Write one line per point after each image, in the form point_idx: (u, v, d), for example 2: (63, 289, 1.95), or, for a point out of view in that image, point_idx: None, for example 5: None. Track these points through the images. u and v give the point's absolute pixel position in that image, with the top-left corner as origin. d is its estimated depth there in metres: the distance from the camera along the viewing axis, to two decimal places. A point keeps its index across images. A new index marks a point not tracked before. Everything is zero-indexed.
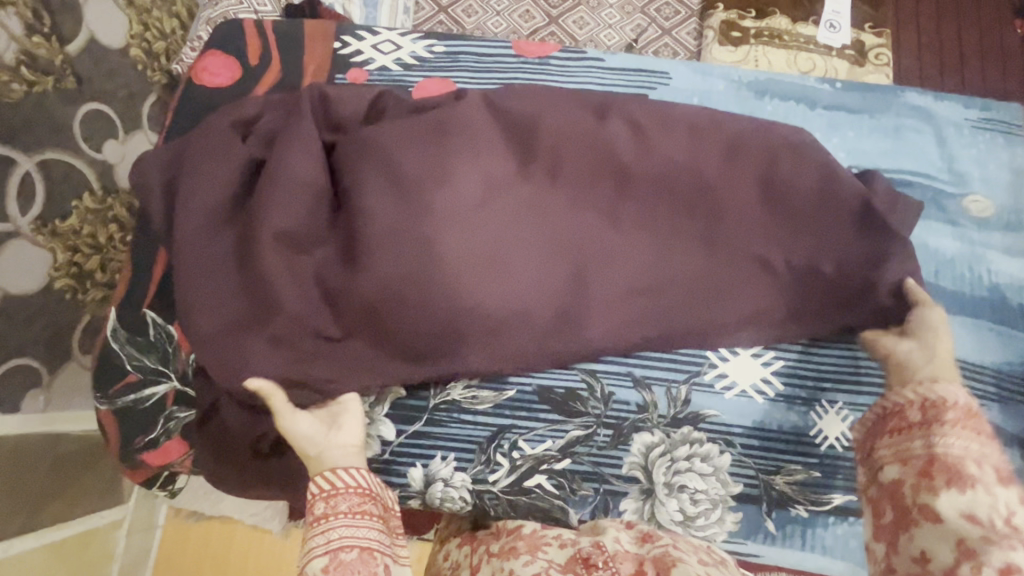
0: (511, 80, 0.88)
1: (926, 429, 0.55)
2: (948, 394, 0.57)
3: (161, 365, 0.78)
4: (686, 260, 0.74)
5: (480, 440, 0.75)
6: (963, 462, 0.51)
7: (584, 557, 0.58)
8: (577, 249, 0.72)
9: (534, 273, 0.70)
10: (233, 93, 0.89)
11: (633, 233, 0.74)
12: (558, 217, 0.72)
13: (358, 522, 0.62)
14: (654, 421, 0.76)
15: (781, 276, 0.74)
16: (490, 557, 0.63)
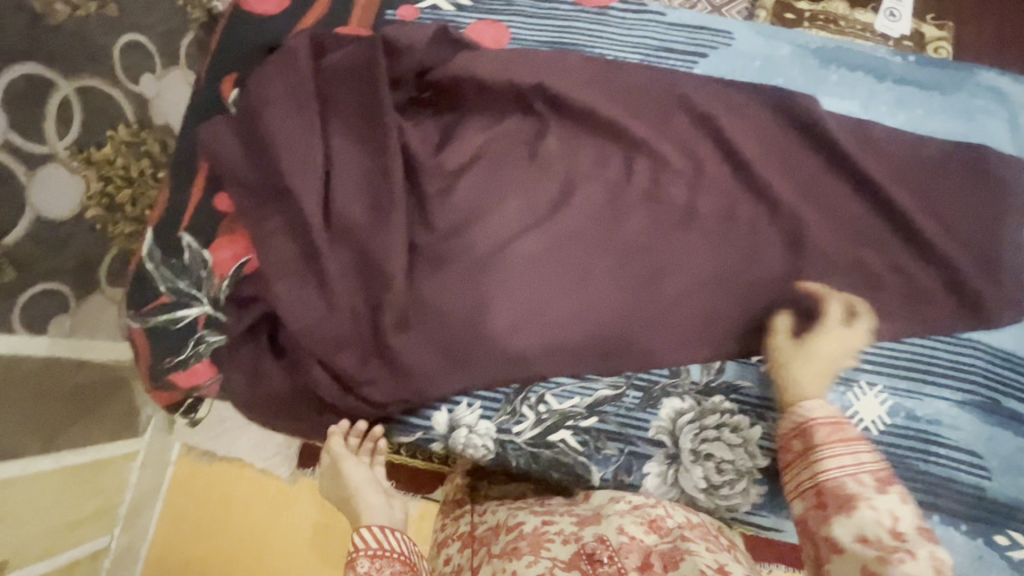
0: (569, 30, 0.86)
1: (802, 461, 0.64)
2: (832, 454, 0.63)
3: (194, 288, 0.78)
4: (722, 304, 0.76)
5: (508, 390, 0.75)
6: (842, 484, 0.59)
7: (588, 551, 0.57)
8: (626, 274, 0.77)
9: (614, 296, 0.76)
10: (280, 21, 0.86)
11: (703, 256, 0.77)
12: (602, 263, 0.78)
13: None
14: (686, 387, 0.74)
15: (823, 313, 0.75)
16: (492, 557, 0.60)
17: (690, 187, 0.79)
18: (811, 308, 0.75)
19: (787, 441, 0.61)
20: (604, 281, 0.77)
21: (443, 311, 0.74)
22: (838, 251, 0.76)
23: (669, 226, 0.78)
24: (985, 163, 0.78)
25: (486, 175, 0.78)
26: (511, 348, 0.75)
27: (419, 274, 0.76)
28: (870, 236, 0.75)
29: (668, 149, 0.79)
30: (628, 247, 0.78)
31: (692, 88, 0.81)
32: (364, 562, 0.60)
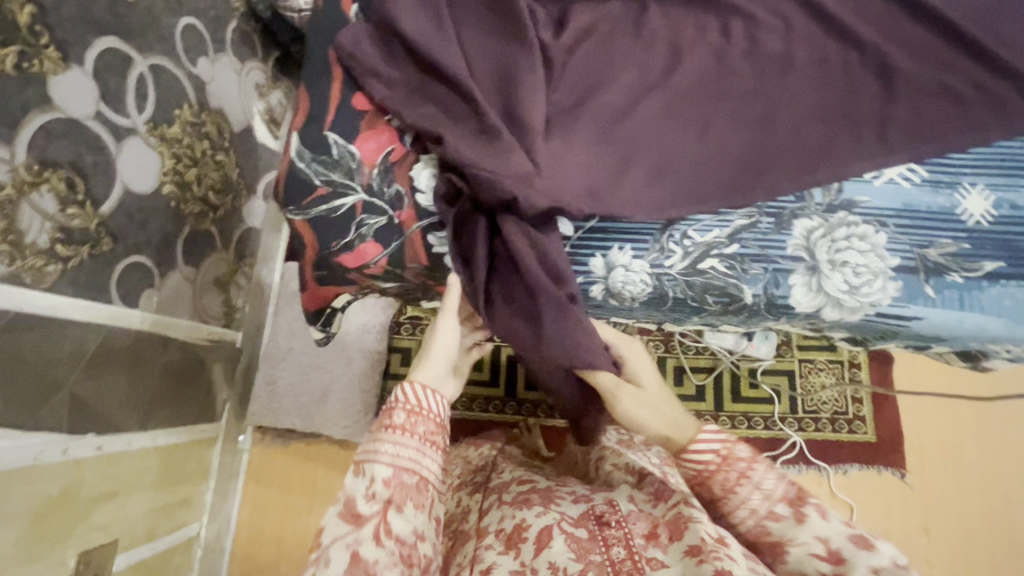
0: None
1: (702, 474, 0.67)
2: (699, 462, 0.67)
3: (348, 179, 0.84)
4: (832, 138, 0.84)
5: (654, 231, 0.81)
6: (767, 504, 0.63)
7: (597, 515, 0.76)
8: (740, 125, 0.85)
9: (736, 138, 0.85)
10: None
11: (805, 95, 0.86)
12: (719, 120, 0.85)
13: (401, 439, 0.72)
14: (812, 208, 0.82)
15: (920, 133, 0.83)
16: (505, 504, 0.85)
17: (779, 40, 0.88)
18: (911, 124, 0.84)
19: (700, 477, 0.67)
20: (724, 136, 0.85)
21: (589, 165, 0.82)
22: (922, 77, 0.85)
23: (771, 75, 0.87)
24: None
25: (602, 57, 0.88)
26: (654, 189, 0.82)
27: (562, 135, 0.83)
28: (939, 70, 0.86)
29: (755, 12, 0.89)
30: (740, 106, 0.86)
31: None
32: (400, 414, 0.73)
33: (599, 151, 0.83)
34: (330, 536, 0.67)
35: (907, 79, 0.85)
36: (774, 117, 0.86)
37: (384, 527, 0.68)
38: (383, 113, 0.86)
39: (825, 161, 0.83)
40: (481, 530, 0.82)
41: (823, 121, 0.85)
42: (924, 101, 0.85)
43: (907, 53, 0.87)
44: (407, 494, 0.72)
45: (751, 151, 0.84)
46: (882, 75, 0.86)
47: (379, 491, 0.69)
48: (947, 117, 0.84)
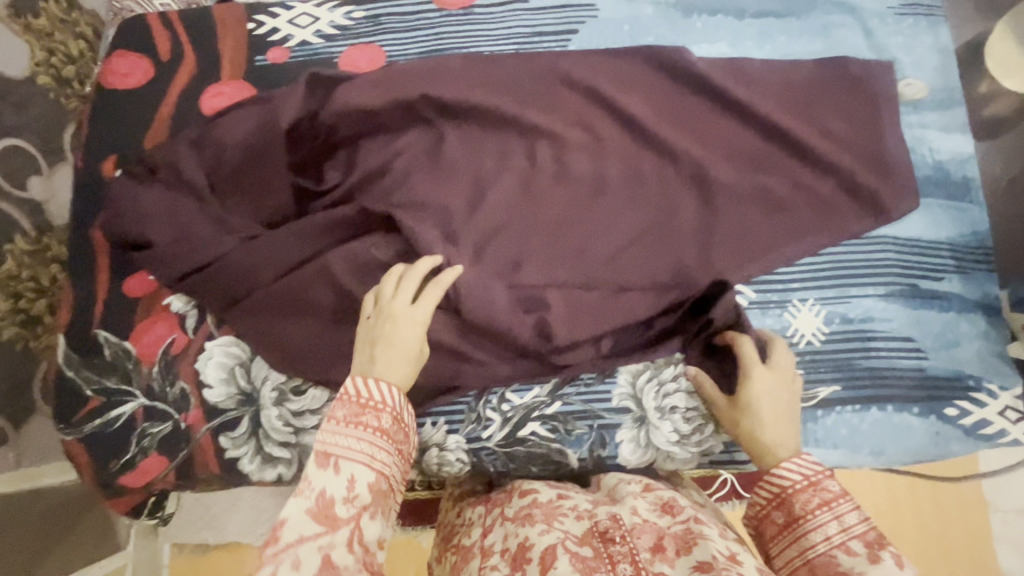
0: (438, 37, 0.84)
1: (793, 529, 0.53)
2: (785, 478, 0.54)
3: (124, 383, 0.74)
4: (657, 263, 0.77)
5: (468, 399, 0.75)
6: (833, 558, 0.50)
7: (602, 530, 0.55)
8: (557, 262, 0.77)
9: (549, 285, 0.76)
10: (148, 93, 0.83)
11: (619, 223, 0.78)
12: (535, 255, 0.77)
13: (375, 446, 0.53)
14: (636, 349, 0.76)
15: (744, 252, 0.77)
16: (504, 519, 0.60)
17: (589, 158, 0.81)
18: (731, 247, 0.77)
19: (779, 499, 0.54)
20: (542, 271, 0.76)
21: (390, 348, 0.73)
22: (746, 185, 0.79)
23: (583, 201, 0.79)
24: (851, 74, 0.82)
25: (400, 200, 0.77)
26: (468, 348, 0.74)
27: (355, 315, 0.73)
28: (762, 174, 0.80)
29: (562, 130, 0.81)
30: (554, 238, 0.78)
31: (569, 66, 0.83)
32: (386, 415, 0.55)
33: None
34: (292, 536, 0.47)
35: (727, 190, 0.79)
36: (591, 246, 0.78)
37: (362, 532, 0.50)
38: (161, 298, 0.77)
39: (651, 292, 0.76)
40: (482, 551, 0.58)
41: (647, 245, 0.78)
42: (748, 214, 0.78)
43: (727, 160, 0.80)
44: (379, 508, 0.52)
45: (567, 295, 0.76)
46: (702, 187, 0.79)
47: (361, 490, 0.51)
48: (771, 229, 0.78)
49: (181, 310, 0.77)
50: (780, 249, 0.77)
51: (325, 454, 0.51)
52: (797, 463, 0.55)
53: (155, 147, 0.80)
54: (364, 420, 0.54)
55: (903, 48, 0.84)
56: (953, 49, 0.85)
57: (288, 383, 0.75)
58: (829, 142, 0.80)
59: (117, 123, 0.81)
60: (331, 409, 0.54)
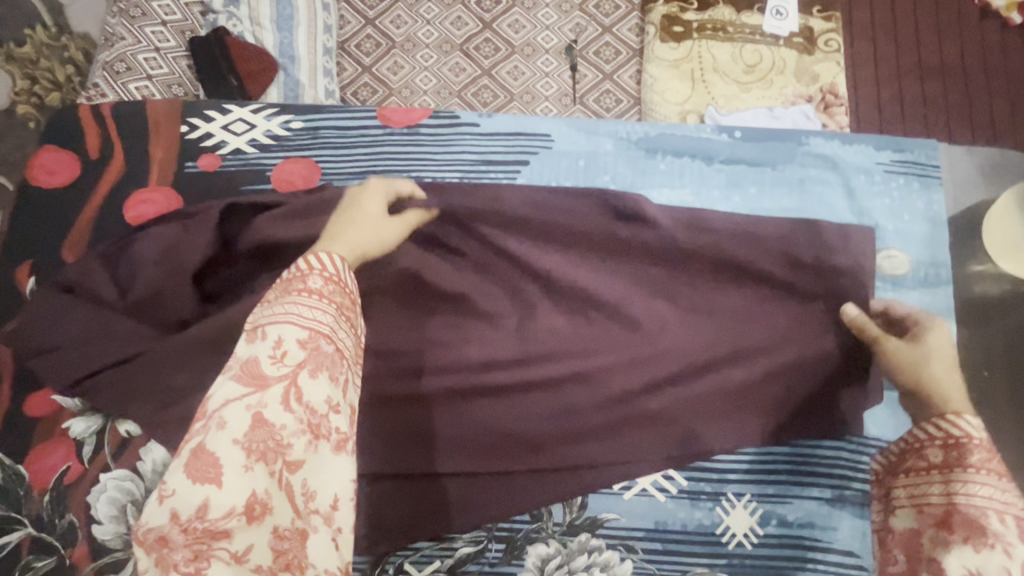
0: (378, 157, 0.79)
1: (950, 473, 0.65)
2: (961, 429, 0.68)
3: (13, 511, 0.72)
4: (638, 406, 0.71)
5: (363, 567, 0.69)
6: (985, 516, 0.62)
7: None
8: (483, 418, 0.71)
9: (518, 420, 0.71)
10: (75, 196, 0.80)
11: (589, 376, 0.71)
12: (527, 392, 0.71)
13: (315, 304, 0.59)
14: (549, 530, 0.70)
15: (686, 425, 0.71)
16: None
17: (519, 310, 0.73)
18: (701, 413, 0.71)
19: (951, 442, 0.67)
20: (530, 409, 0.71)
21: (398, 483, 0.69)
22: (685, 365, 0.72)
23: (510, 359, 0.72)
24: (823, 241, 0.74)
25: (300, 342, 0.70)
26: (459, 486, 0.70)
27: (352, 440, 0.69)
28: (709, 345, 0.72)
29: (495, 277, 0.74)
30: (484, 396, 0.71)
31: (512, 204, 0.76)
32: (316, 280, 0.61)
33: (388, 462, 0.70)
34: (219, 401, 0.52)
35: (671, 354, 0.72)
36: (584, 390, 0.71)
37: (298, 390, 0.54)
38: (60, 420, 0.74)
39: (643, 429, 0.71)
40: None
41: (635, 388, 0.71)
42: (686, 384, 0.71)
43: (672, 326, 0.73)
44: (316, 361, 0.55)
45: (556, 431, 0.70)
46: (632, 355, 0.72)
47: (289, 348, 0.55)
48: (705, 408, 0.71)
49: (80, 435, 0.73)
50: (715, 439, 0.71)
51: (254, 328, 0.56)
52: (976, 422, 0.68)
53: (74, 258, 0.77)
54: (297, 286, 0.60)
55: (886, 214, 0.75)
56: (945, 218, 0.76)
57: None
58: (782, 318, 0.72)
59: (39, 226, 0.79)
60: (267, 293, 0.61)
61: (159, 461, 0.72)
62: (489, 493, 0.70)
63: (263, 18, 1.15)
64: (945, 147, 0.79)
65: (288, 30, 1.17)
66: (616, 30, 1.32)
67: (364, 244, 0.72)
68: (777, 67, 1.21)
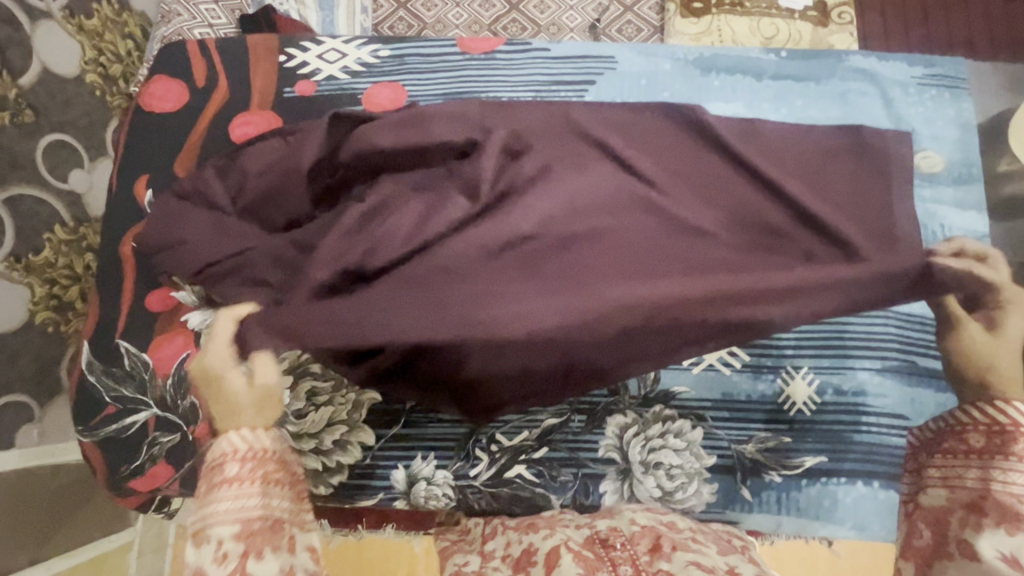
0: (460, 79, 0.88)
1: (988, 459, 0.63)
2: (1014, 417, 0.64)
3: (139, 393, 0.79)
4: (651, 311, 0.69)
5: (458, 436, 0.77)
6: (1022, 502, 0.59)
7: (602, 538, 0.61)
8: (496, 332, 0.68)
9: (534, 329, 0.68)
10: (184, 117, 0.88)
11: (612, 286, 0.70)
12: (538, 305, 0.69)
13: (240, 490, 0.67)
14: (626, 402, 0.77)
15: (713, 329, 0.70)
16: (507, 529, 0.70)
17: None
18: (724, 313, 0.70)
19: (996, 431, 0.65)
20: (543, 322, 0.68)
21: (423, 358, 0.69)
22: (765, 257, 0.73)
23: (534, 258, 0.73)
24: (868, 142, 0.81)
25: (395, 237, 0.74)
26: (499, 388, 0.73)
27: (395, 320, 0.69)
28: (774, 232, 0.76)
29: (571, 174, 0.79)
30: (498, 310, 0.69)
31: (583, 116, 0.84)
32: (234, 466, 0.69)
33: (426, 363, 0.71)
34: None
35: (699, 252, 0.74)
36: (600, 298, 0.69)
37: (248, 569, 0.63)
38: (179, 314, 0.82)
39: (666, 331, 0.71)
40: (484, 553, 0.67)
41: (651, 293, 0.70)
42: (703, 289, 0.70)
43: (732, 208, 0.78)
44: (263, 539, 0.65)
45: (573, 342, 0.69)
46: (708, 248, 0.75)
47: (228, 551, 0.64)
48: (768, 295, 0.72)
49: (197, 327, 0.81)
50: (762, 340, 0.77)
51: (199, 538, 0.64)
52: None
53: (185, 173, 0.86)
54: (233, 470, 0.68)
55: (921, 121, 0.83)
56: (975, 124, 0.84)
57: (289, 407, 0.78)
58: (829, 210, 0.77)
59: (153, 145, 0.87)
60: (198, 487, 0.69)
61: None
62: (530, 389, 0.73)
63: None
64: (971, 64, 0.87)
65: (329, 8, 1.25)
66: (636, 9, 1.40)
67: (232, 411, 0.72)
68: (794, 39, 1.28)
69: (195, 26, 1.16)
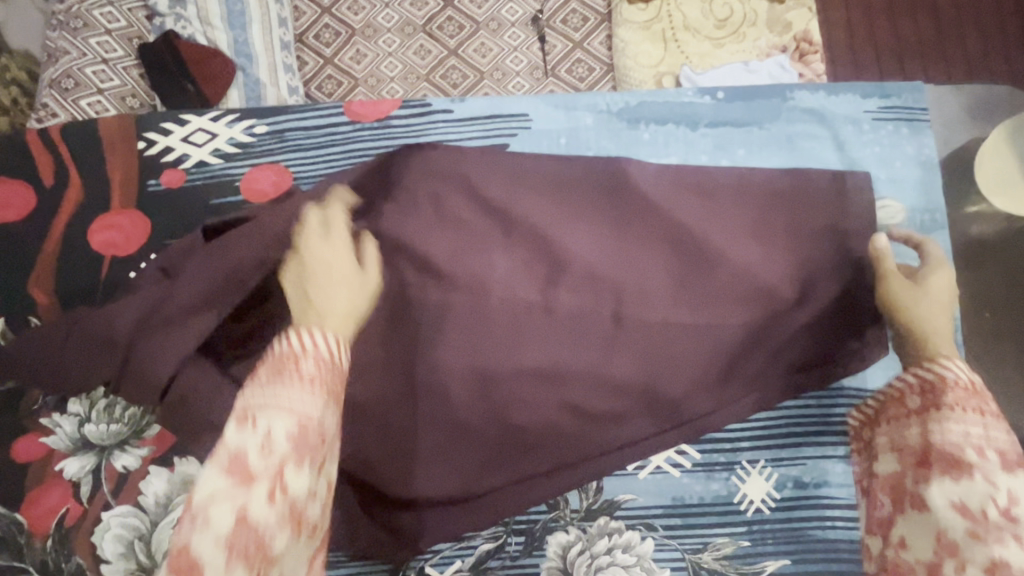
0: (353, 155, 0.76)
1: (926, 415, 0.57)
2: (950, 373, 0.58)
3: (15, 560, 0.69)
4: (649, 273, 0.71)
5: (385, 573, 0.69)
6: (962, 449, 0.54)
7: None
8: (484, 322, 0.70)
9: (489, 283, 0.71)
10: (35, 225, 0.75)
11: (569, 244, 0.71)
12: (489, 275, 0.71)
13: None
14: (567, 518, 0.69)
15: (686, 285, 0.71)
16: None
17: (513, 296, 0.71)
18: (704, 297, 0.70)
19: (931, 386, 0.59)
20: (506, 313, 0.70)
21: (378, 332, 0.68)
22: (771, 273, 0.70)
23: (497, 262, 0.72)
24: (813, 197, 0.72)
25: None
26: (483, 415, 0.68)
27: (439, 243, 0.71)
28: (708, 304, 0.70)
29: (484, 267, 0.71)
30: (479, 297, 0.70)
31: (496, 191, 0.73)
32: None
33: (424, 364, 0.69)
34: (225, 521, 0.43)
35: (650, 269, 0.71)
36: (560, 263, 0.71)
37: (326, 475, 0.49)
38: (52, 463, 0.71)
39: (645, 297, 0.71)
40: None
41: (610, 259, 0.71)
42: (673, 250, 0.72)
43: (669, 265, 0.72)
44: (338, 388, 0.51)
45: (544, 295, 0.71)
46: (633, 315, 0.70)
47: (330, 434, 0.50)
48: (704, 366, 0.69)
49: (75, 475, 0.71)
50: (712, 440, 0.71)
51: None
52: (961, 366, 0.59)
53: (44, 294, 0.74)
54: None
55: (876, 164, 0.74)
56: (936, 160, 0.75)
57: None
58: (757, 253, 0.71)
59: (1, 263, 0.74)
60: None
61: (162, 493, 0.70)
62: (539, 422, 0.69)
63: (213, 17, 1.01)
64: (929, 88, 0.77)
65: (241, 27, 1.03)
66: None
67: None
68: (749, 20, 1.12)
69: (86, 66, 0.95)
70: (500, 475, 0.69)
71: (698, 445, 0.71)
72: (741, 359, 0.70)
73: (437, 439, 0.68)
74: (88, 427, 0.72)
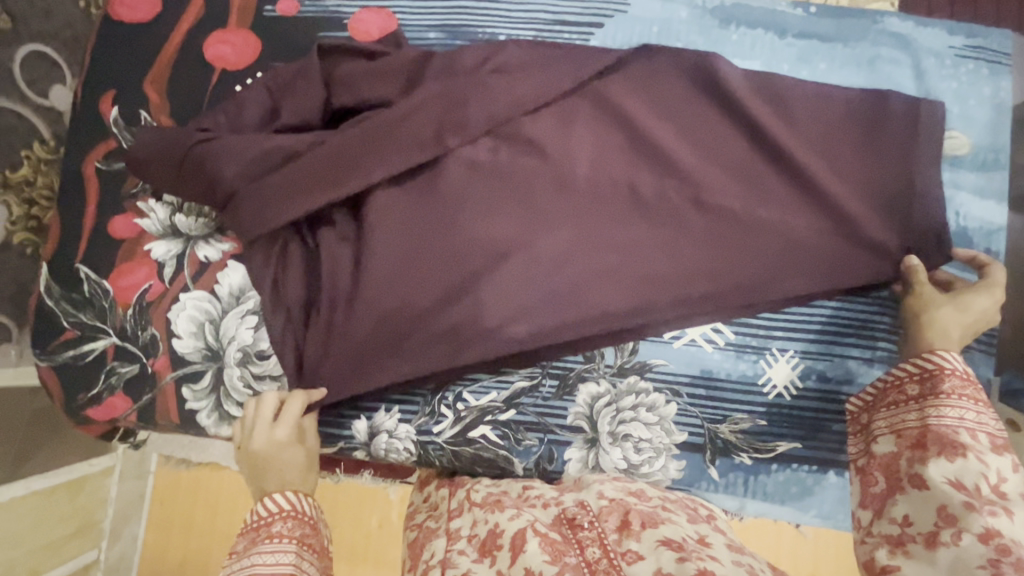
0: (457, 11, 0.80)
1: (925, 401, 0.56)
2: (947, 362, 0.56)
3: (99, 320, 0.77)
4: (724, 157, 0.74)
5: (425, 392, 0.75)
6: (955, 431, 0.52)
7: (570, 519, 0.53)
8: (559, 180, 0.73)
9: (567, 146, 0.74)
10: (155, 30, 0.81)
11: (649, 120, 0.75)
12: (569, 137, 0.74)
13: None
14: (600, 371, 0.74)
15: (756, 176, 0.74)
16: (473, 507, 0.60)
17: (587, 159, 0.74)
18: (770, 191, 0.73)
19: (927, 374, 0.57)
20: (580, 173, 0.74)
21: (462, 181, 0.73)
22: (839, 177, 0.73)
23: (578, 127, 0.75)
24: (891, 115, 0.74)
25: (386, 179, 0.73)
26: (547, 264, 0.71)
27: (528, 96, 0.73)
28: (773, 198, 0.73)
29: (563, 129, 0.74)
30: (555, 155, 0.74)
31: (587, 60, 0.75)
32: None
33: (498, 207, 0.72)
34: None
35: (722, 157, 0.74)
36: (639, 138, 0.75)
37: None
38: (142, 242, 0.78)
39: (714, 181, 0.73)
40: (448, 533, 0.59)
41: (686, 143, 0.75)
42: (748, 143, 0.74)
43: (743, 155, 0.74)
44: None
45: (618, 164, 0.74)
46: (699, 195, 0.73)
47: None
48: (760, 253, 0.72)
49: (161, 257, 0.77)
50: (750, 323, 0.75)
51: None
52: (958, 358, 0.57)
53: (155, 92, 0.80)
54: None
55: (952, 98, 0.76)
56: (1011, 104, 0.77)
57: (251, 346, 0.75)
58: (829, 157, 0.73)
59: (122, 59, 0.81)
60: None
61: (236, 285, 0.76)
62: (597, 280, 0.71)
63: None
64: (1017, 37, 0.80)
65: None
66: None
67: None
68: None
69: None
70: (548, 325, 0.70)
71: (735, 326, 0.75)
72: (799, 253, 0.72)
73: (498, 278, 0.70)
74: (178, 216, 0.78)
